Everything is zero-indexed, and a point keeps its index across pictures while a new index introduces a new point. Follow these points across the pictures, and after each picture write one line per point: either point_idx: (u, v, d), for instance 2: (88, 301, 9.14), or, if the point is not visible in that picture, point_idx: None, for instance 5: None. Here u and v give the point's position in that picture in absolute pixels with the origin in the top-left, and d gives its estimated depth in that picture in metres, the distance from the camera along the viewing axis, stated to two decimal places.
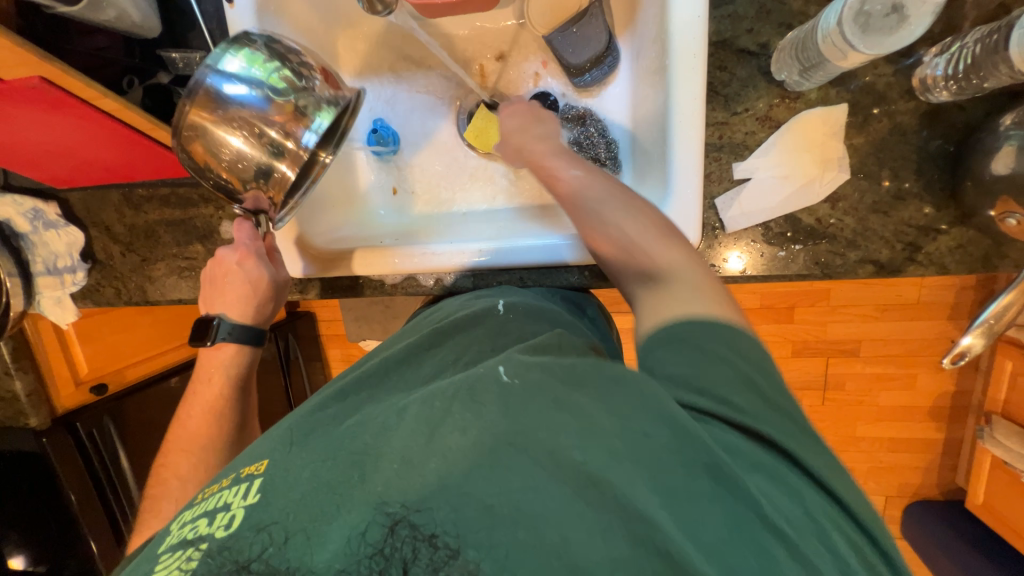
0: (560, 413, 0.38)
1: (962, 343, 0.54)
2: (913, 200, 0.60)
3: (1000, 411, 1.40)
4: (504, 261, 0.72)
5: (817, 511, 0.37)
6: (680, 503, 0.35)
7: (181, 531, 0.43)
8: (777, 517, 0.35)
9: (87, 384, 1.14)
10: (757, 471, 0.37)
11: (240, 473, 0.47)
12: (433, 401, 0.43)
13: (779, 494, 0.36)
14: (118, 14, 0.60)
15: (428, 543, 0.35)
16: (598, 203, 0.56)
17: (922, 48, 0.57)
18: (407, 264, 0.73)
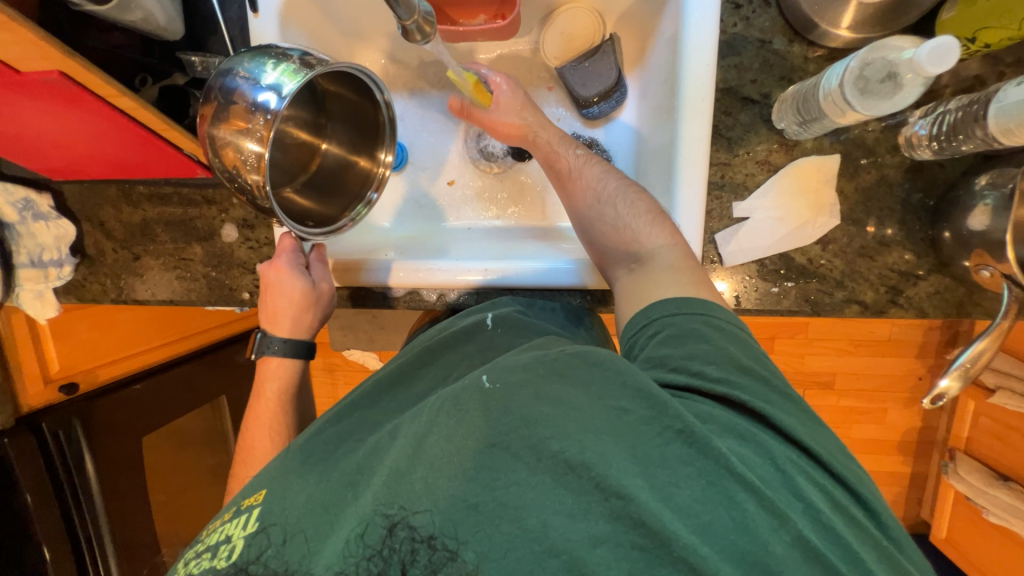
0: (542, 402, 0.45)
1: (940, 385, 0.56)
2: (896, 247, 0.64)
3: (963, 448, 1.47)
4: (507, 280, 0.73)
5: (780, 457, 0.45)
6: (657, 470, 0.42)
7: (195, 563, 0.50)
8: (748, 473, 0.42)
9: (57, 382, 1.09)
10: (730, 435, 0.45)
11: (239, 506, 0.54)
12: (422, 415, 0.49)
13: (748, 452, 0.44)
14: (144, 16, 0.60)
15: (427, 545, 0.41)
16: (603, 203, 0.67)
17: (908, 110, 0.62)
18: (411, 278, 0.74)
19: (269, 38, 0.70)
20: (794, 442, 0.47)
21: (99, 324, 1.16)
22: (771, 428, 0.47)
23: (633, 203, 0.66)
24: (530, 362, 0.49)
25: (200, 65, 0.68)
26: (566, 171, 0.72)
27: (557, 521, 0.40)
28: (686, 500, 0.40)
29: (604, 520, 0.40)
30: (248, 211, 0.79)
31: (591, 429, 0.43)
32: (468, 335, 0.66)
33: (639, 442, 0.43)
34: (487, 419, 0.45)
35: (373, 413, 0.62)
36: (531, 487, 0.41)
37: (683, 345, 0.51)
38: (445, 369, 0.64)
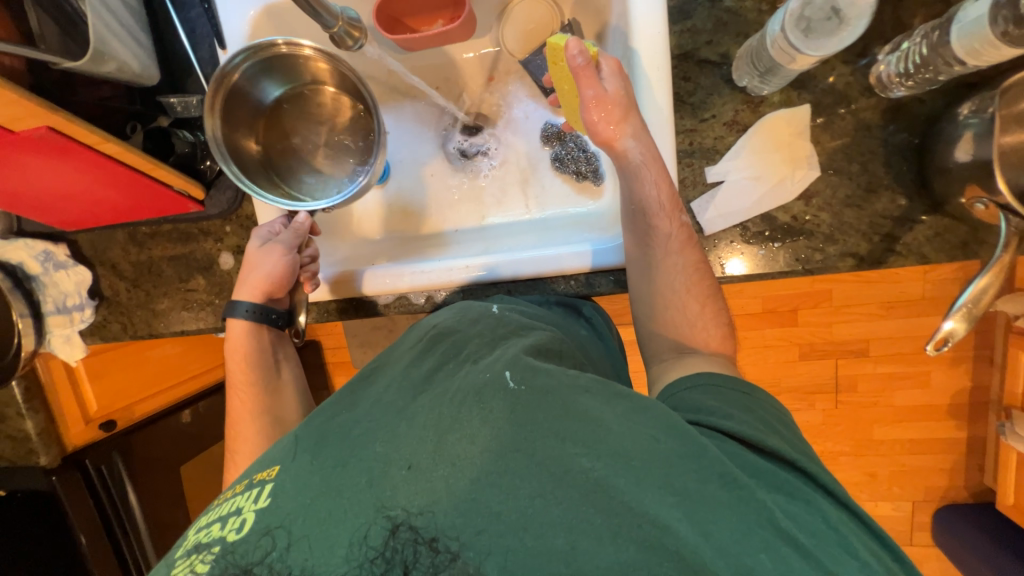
0: (570, 420, 0.46)
1: (945, 327, 0.54)
2: (886, 192, 0.61)
3: (1019, 406, 1.34)
4: (494, 272, 0.74)
5: (834, 518, 0.43)
6: (697, 508, 0.41)
7: (207, 532, 0.50)
8: (794, 529, 0.41)
9: (97, 421, 1.16)
10: (777, 491, 0.44)
11: (252, 479, 0.53)
12: (443, 405, 0.50)
13: (798, 508, 0.43)
14: (120, 66, 0.65)
15: (429, 547, 0.43)
16: (648, 252, 0.63)
17: (876, 48, 0.59)
18: (397, 283, 0.76)
19: None
20: (845, 505, 0.45)
21: (132, 362, 1.22)
22: (811, 479, 0.46)
23: (682, 262, 0.62)
24: (556, 371, 0.50)
25: (178, 105, 0.74)
26: (669, 239, 0.62)
27: (586, 543, 0.41)
28: (725, 542, 0.40)
29: (635, 546, 0.40)
30: (241, 237, 0.82)
31: (622, 457, 0.43)
32: (477, 320, 0.62)
33: (674, 474, 0.43)
34: (511, 422, 0.46)
35: (386, 395, 0.55)
36: (557, 503, 0.42)
37: (727, 403, 0.52)
38: (453, 348, 0.59)
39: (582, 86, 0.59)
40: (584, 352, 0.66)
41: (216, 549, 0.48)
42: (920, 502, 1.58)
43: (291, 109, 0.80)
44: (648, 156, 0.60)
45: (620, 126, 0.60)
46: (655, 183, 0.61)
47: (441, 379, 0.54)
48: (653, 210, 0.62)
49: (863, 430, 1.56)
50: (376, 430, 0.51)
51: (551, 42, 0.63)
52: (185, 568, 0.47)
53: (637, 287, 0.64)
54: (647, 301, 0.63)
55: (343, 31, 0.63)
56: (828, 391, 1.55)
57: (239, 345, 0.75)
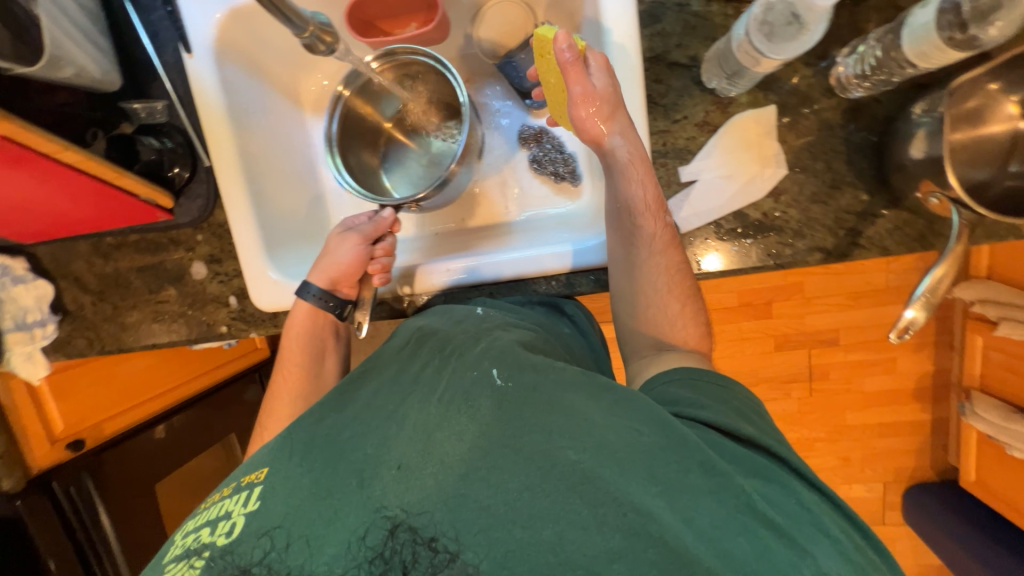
0: (554, 413, 0.47)
1: (906, 317, 0.58)
2: (848, 188, 0.64)
3: (978, 387, 1.43)
4: (481, 275, 0.74)
5: (808, 500, 0.44)
6: (678, 494, 0.42)
7: (195, 538, 0.50)
8: (770, 511, 0.42)
9: (64, 441, 1.11)
10: (756, 477, 0.45)
11: (240, 482, 0.54)
12: (432, 407, 0.51)
13: (775, 492, 0.44)
14: (77, 71, 0.62)
15: (428, 547, 0.43)
16: (629, 253, 0.64)
17: (835, 51, 0.62)
18: (427, 282, 0.75)
19: (208, 77, 0.72)
20: (824, 493, 0.46)
21: (97, 378, 1.17)
22: (784, 463, 0.47)
23: (662, 262, 0.63)
24: (540, 364, 0.51)
25: (142, 111, 0.73)
26: (653, 239, 0.62)
27: (572, 535, 0.41)
28: (706, 527, 0.41)
29: (619, 534, 0.41)
30: (213, 246, 0.80)
31: (605, 449, 0.44)
32: (462, 321, 0.63)
33: (655, 466, 0.43)
34: (498, 419, 0.47)
35: (376, 398, 0.56)
36: (545, 496, 0.43)
37: (703, 393, 0.53)
38: (441, 343, 0.59)
39: (570, 82, 0.58)
40: (569, 352, 0.66)
41: (206, 555, 0.47)
42: (890, 483, 1.65)
43: (262, 113, 0.78)
44: (635, 155, 0.60)
45: (609, 123, 0.60)
46: (640, 182, 0.61)
47: (429, 378, 0.55)
48: (637, 209, 0.62)
49: (836, 416, 1.62)
50: (367, 435, 0.51)
51: (538, 33, 0.60)
52: (176, 574, 0.47)
53: (620, 289, 0.65)
54: (626, 305, 0.65)
55: (316, 34, 0.58)
56: (802, 380, 1.60)
57: (293, 331, 0.74)
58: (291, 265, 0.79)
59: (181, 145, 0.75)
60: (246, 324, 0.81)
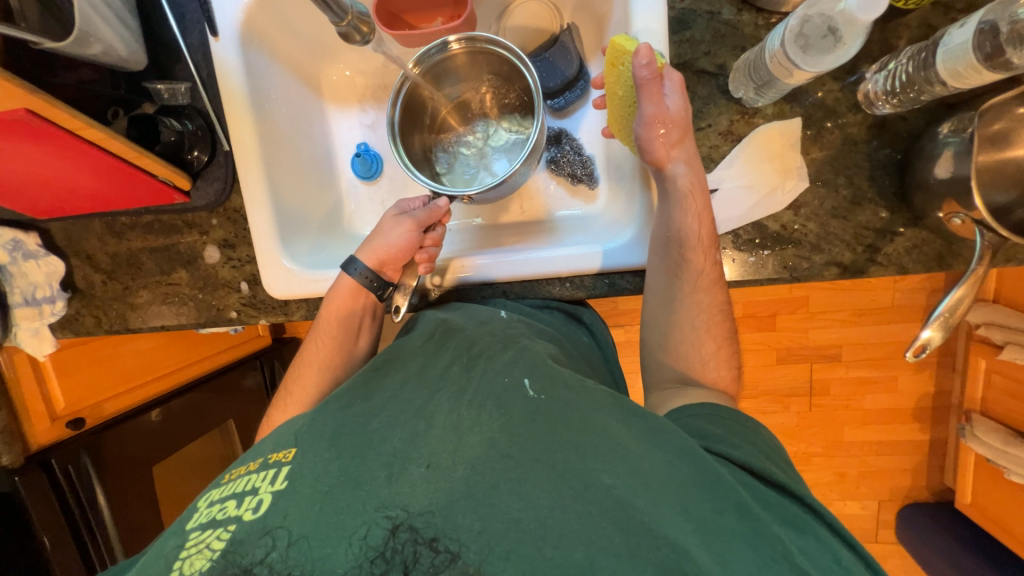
0: (591, 434, 0.47)
1: (923, 336, 0.58)
2: (869, 205, 0.64)
3: (979, 410, 1.42)
4: (512, 274, 0.74)
5: (843, 556, 0.45)
6: (715, 537, 0.42)
7: (219, 509, 0.50)
8: (806, 563, 0.42)
9: (64, 418, 1.11)
10: (789, 525, 0.46)
11: (267, 458, 0.54)
12: (462, 409, 0.52)
13: (810, 543, 0.45)
14: (105, 48, 0.62)
15: (429, 548, 0.43)
16: (670, 282, 0.65)
17: (863, 66, 0.62)
18: (455, 278, 0.75)
19: (232, 61, 0.72)
20: (851, 545, 0.47)
21: (97, 358, 1.17)
22: (817, 516, 0.48)
23: (701, 296, 0.64)
24: (574, 383, 0.53)
25: (166, 92, 0.72)
26: (699, 276, 0.63)
27: (604, 560, 0.41)
28: (744, 574, 0.40)
29: (653, 569, 0.40)
30: (228, 231, 0.80)
31: (641, 477, 0.45)
32: (486, 323, 0.66)
33: (691, 503, 0.44)
34: (531, 429, 0.48)
35: (403, 390, 0.57)
36: (577, 517, 0.43)
37: (730, 430, 0.55)
38: (466, 343, 0.62)
39: (646, 100, 0.59)
40: (589, 363, 0.72)
41: (231, 529, 0.48)
42: (886, 501, 1.65)
43: (283, 101, 0.78)
44: (695, 188, 0.62)
45: (675, 149, 0.62)
46: (691, 213, 0.62)
47: (456, 375, 0.57)
48: (689, 242, 0.63)
49: (835, 432, 1.62)
50: (394, 430, 0.52)
51: (617, 42, 0.62)
52: (201, 544, 0.47)
53: (654, 316, 0.67)
54: (658, 332, 0.67)
55: (354, 23, 0.58)
56: (803, 394, 1.60)
57: (331, 308, 0.73)
58: (305, 255, 0.79)
59: (202, 129, 0.75)
60: (256, 311, 0.81)
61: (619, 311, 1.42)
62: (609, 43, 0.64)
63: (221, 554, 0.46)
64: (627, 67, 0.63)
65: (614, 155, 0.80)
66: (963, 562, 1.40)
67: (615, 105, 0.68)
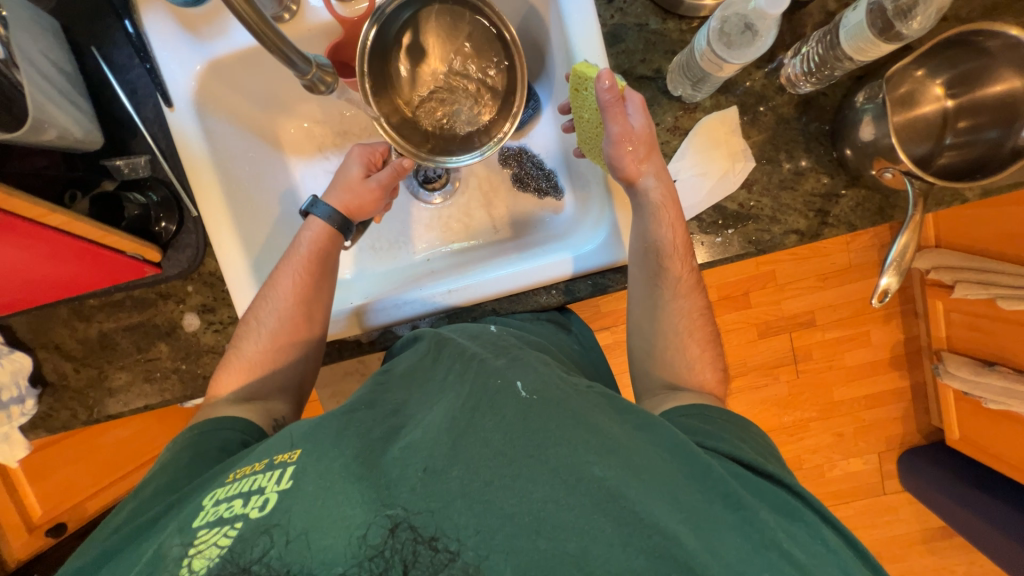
0: (579, 427, 0.49)
1: (882, 283, 0.64)
2: (811, 173, 0.70)
3: (947, 347, 1.53)
4: (471, 295, 0.76)
5: (833, 542, 0.47)
6: (702, 525, 0.45)
7: (226, 508, 0.48)
8: (797, 550, 0.45)
9: (42, 527, 1.05)
10: (781, 512, 0.48)
11: (272, 459, 0.52)
12: (454, 415, 0.52)
13: (800, 531, 0.47)
14: (60, 133, 0.62)
15: (428, 546, 0.43)
16: (648, 290, 0.69)
17: (780, 54, 0.69)
18: (401, 313, 0.77)
19: (190, 128, 0.72)
20: (840, 532, 0.50)
21: (74, 455, 1.05)
22: (804, 501, 0.51)
23: (681, 301, 0.69)
24: (566, 386, 0.56)
25: (125, 167, 0.72)
26: (678, 282, 0.68)
27: (597, 548, 0.43)
28: (728, 558, 0.43)
29: (643, 555, 0.42)
30: (205, 295, 0.78)
31: (633, 471, 0.46)
32: (476, 336, 0.67)
33: (681, 491, 0.47)
34: (523, 427, 0.49)
35: (404, 408, 0.58)
36: (570, 508, 0.44)
37: (718, 426, 0.58)
38: (459, 351, 0.62)
39: (610, 121, 0.63)
40: (579, 367, 0.75)
41: (239, 526, 0.46)
42: (884, 452, 1.71)
43: (246, 161, 0.79)
44: (667, 199, 0.67)
45: (644, 164, 0.67)
46: (663, 224, 0.67)
47: (454, 382, 0.58)
48: (666, 252, 0.67)
49: (825, 394, 1.69)
50: (393, 440, 0.52)
51: (580, 69, 0.66)
52: (208, 543, 0.45)
53: (637, 322, 0.71)
54: (638, 336, 0.71)
55: (318, 75, 0.56)
56: (788, 363, 1.67)
57: (306, 250, 0.74)
58: None
59: (167, 198, 0.74)
60: None
61: (603, 314, 1.46)
62: (571, 72, 0.68)
63: (227, 555, 0.44)
64: (590, 91, 0.67)
65: (574, 163, 0.85)
66: (965, 495, 1.46)
67: (584, 126, 0.73)
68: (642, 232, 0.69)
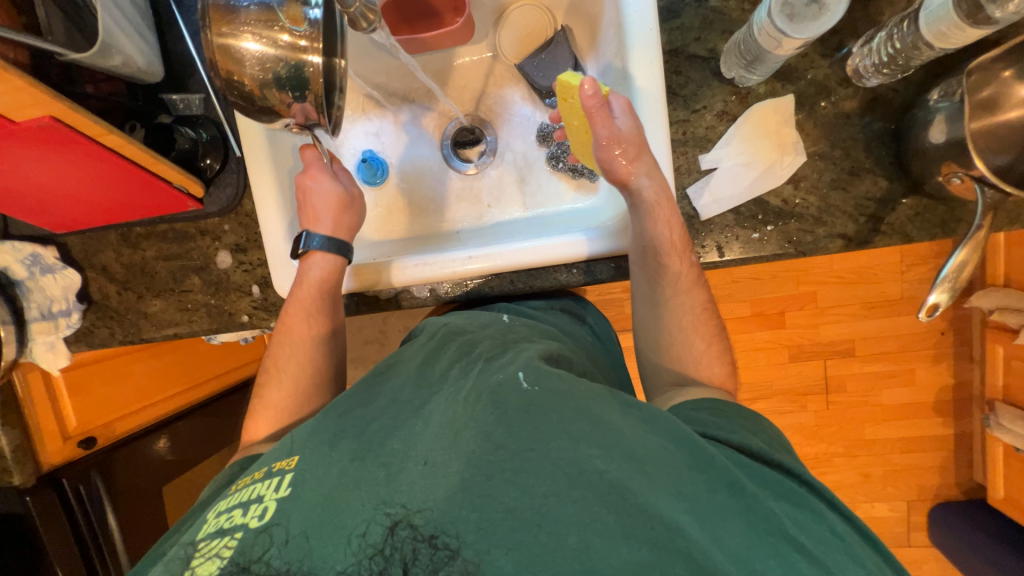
0: (581, 419, 0.48)
1: (930, 299, 0.57)
2: (868, 175, 0.65)
3: (1002, 398, 1.39)
4: (492, 263, 0.74)
5: (839, 528, 0.46)
6: (706, 514, 0.43)
7: (227, 517, 0.50)
8: (803, 538, 0.43)
9: (76, 438, 1.08)
10: (789, 501, 0.46)
11: (271, 467, 0.54)
12: (456, 407, 0.51)
13: (807, 518, 0.45)
14: (125, 60, 0.66)
15: (429, 544, 0.43)
16: (646, 287, 0.67)
17: (850, 41, 0.64)
18: (404, 276, 0.76)
19: None
20: (849, 519, 0.48)
21: (111, 376, 1.16)
22: (814, 492, 0.49)
23: (684, 299, 0.66)
24: (568, 377, 0.53)
25: (180, 103, 0.76)
26: (679, 279, 0.66)
27: (598, 544, 0.42)
28: (736, 547, 0.42)
29: (647, 547, 0.41)
30: (239, 235, 0.82)
31: (635, 461, 0.45)
32: (487, 325, 0.69)
33: (683, 481, 0.45)
34: (525, 418, 0.48)
35: (403, 393, 0.58)
36: (572, 501, 0.43)
37: (729, 420, 0.55)
38: (466, 346, 0.63)
39: (596, 127, 0.62)
40: (589, 356, 0.73)
41: (239, 535, 0.47)
42: (915, 501, 1.59)
43: None
44: (661, 198, 0.64)
45: (634, 164, 0.64)
46: (657, 221, 0.64)
47: (456, 377, 0.58)
48: (664, 249, 0.65)
49: (855, 430, 1.58)
50: (393, 432, 0.52)
51: (562, 79, 0.64)
52: (210, 553, 0.47)
53: (640, 315, 0.69)
54: (646, 331, 0.69)
55: (360, 10, 0.59)
56: (818, 392, 1.57)
57: (320, 274, 0.75)
58: None
59: (215, 138, 0.78)
60: (267, 314, 0.83)
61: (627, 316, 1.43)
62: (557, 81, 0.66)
63: (231, 561, 0.46)
64: (576, 99, 0.65)
65: None
66: (1002, 560, 1.34)
67: (575, 132, 0.71)
68: (641, 232, 0.66)
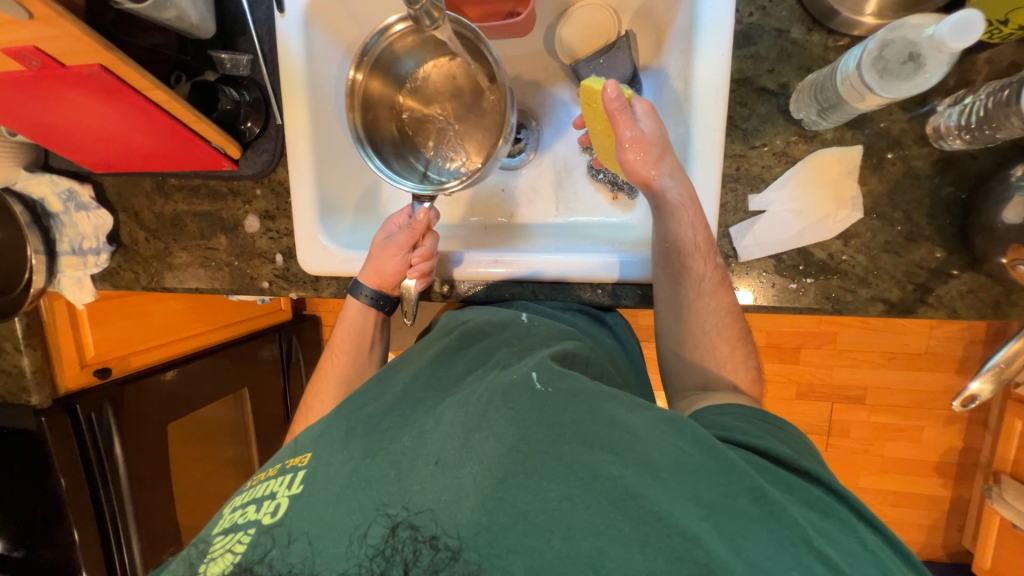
0: (597, 422, 0.47)
1: (971, 387, 0.55)
2: (925, 243, 0.61)
3: (1009, 471, 1.34)
4: (524, 269, 0.74)
5: (871, 542, 0.43)
6: (725, 519, 0.41)
7: (241, 513, 0.51)
8: (836, 557, 0.40)
9: (92, 366, 1.12)
10: (815, 511, 0.44)
11: (285, 464, 0.55)
12: (467, 407, 0.52)
13: (836, 530, 0.43)
14: (178, 14, 0.65)
15: (429, 544, 0.43)
16: (668, 288, 0.65)
17: (936, 98, 0.60)
18: (472, 271, 0.76)
19: (294, 40, 0.73)
20: (879, 529, 0.45)
21: (129, 313, 1.20)
22: (844, 502, 0.46)
23: (708, 300, 0.64)
24: (582, 377, 0.53)
25: (228, 62, 0.75)
26: (703, 281, 0.63)
27: (614, 549, 0.40)
28: (756, 557, 0.39)
29: (663, 556, 0.39)
30: (270, 203, 0.82)
31: (650, 465, 0.43)
32: (504, 326, 0.68)
33: (701, 486, 0.42)
34: (539, 421, 0.47)
35: (412, 389, 0.59)
36: (585, 507, 0.42)
37: (754, 426, 0.53)
38: (484, 352, 0.64)
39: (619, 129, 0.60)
40: (611, 362, 0.70)
41: (252, 531, 0.49)
42: None
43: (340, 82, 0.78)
44: (685, 199, 0.62)
45: (658, 166, 0.61)
46: (681, 220, 0.62)
47: (470, 380, 0.58)
48: (688, 251, 0.63)
49: (850, 476, 1.57)
50: (403, 428, 0.53)
51: (585, 85, 0.63)
52: (223, 549, 0.49)
53: (664, 320, 0.67)
54: (670, 338, 0.66)
55: (426, 8, 0.58)
56: (820, 434, 1.55)
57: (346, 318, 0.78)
58: (342, 236, 0.80)
59: (258, 100, 0.77)
60: (287, 284, 0.83)
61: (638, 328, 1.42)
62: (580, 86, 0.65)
63: (240, 559, 0.47)
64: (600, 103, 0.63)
65: None
66: None
67: (598, 135, 0.69)
68: (663, 233, 0.65)
